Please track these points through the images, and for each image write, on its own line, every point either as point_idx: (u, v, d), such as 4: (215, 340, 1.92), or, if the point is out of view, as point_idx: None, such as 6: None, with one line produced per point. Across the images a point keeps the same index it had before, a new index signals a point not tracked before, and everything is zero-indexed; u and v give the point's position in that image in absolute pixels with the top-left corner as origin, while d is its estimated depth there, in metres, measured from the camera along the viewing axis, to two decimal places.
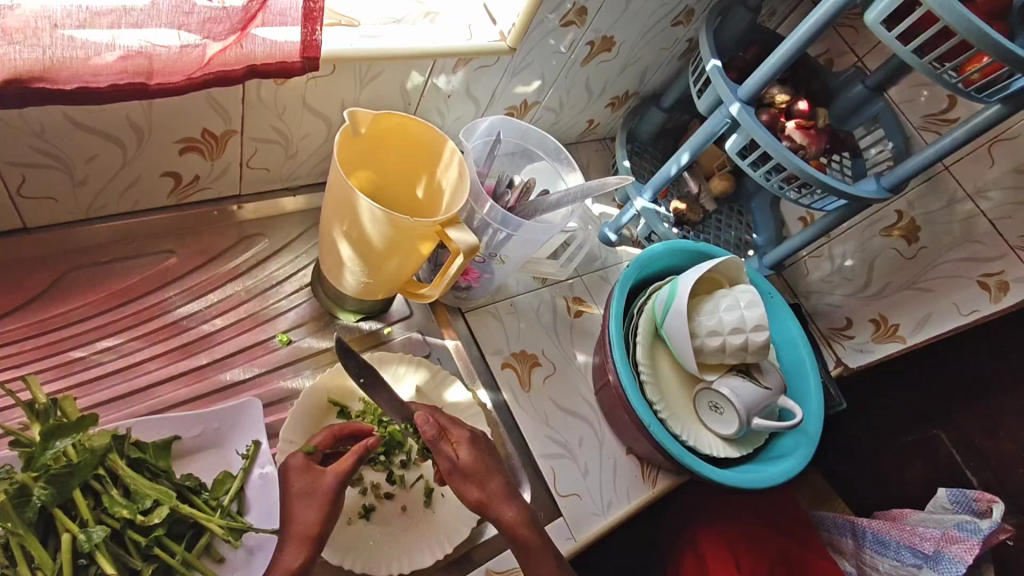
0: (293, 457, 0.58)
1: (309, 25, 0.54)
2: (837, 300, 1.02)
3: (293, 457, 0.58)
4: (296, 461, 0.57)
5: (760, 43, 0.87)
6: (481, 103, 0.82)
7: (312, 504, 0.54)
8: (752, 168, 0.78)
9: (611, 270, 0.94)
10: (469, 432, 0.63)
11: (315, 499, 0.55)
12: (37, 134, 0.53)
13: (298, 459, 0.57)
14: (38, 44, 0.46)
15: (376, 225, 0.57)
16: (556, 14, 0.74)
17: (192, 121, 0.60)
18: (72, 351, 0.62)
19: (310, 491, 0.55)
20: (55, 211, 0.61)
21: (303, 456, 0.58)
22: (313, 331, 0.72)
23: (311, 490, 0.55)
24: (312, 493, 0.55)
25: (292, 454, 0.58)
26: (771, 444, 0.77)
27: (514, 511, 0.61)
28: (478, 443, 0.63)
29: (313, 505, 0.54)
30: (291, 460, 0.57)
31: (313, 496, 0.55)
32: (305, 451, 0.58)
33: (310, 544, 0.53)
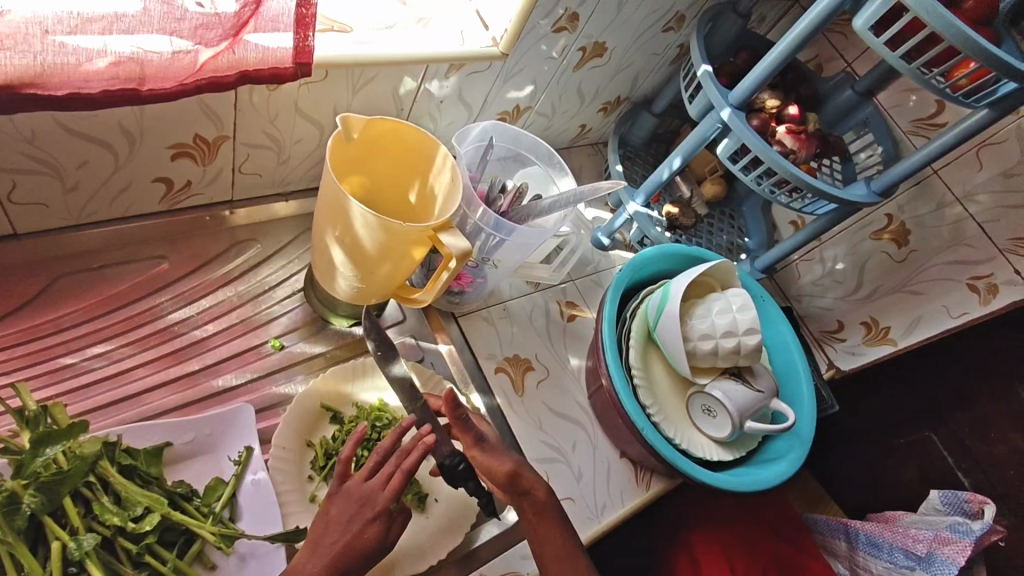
0: (382, 497, 0.54)
1: (302, 31, 0.55)
2: (829, 303, 1.03)
3: (382, 498, 0.54)
4: (381, 508, 0.54)
5: (750, 48, 0.88)
6: (473, 108, 0.83)
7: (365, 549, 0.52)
8: (744, 173, 0.79)
9: (604, 274, 0.94)
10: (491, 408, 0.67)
11: (372, 552, 0.53)
12: (28, 140, 0.53)
13: (382, 503, 0.54)
14: (29, 49, 0.46)
15: (369, 230, 0.57)
16: (548, 20, 0.74)
17: (184, 126, 0.60)
18: (63, 357, 0.61)
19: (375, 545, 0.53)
20: (47, 217, 0.61)
21: (387, 500, 0.54)
22: (306, 336, 0.72)
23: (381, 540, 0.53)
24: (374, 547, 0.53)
25: (381, 496, 0.54)
26: (763, 446, 0.77)
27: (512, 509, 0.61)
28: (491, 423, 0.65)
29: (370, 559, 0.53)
30: (375, 501, 0.54)
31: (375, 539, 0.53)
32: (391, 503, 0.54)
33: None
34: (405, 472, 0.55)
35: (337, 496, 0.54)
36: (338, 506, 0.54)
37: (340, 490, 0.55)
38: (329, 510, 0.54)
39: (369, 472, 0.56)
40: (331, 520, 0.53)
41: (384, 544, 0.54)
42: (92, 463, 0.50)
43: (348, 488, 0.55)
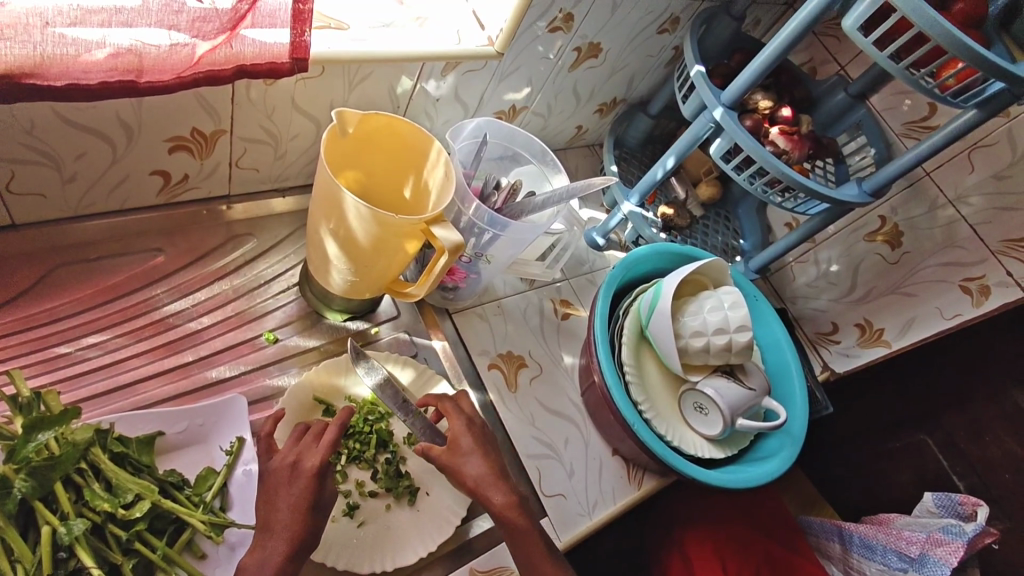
0: (314, 454, 0.56)
1: (298, 26, 0.55)
2: (823, 305, 1.03)
3: (311, 455, 0.56)
4: (315, 464, 0.56)
5: (744, 51, 0.89)
6: (470, 107, 0.84)
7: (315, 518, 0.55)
8: (736, 172, 0.79)
9: (599, 273, 0.95)
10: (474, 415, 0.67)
11: (316, 514, 0.55)
12: (27, 130, 0.54)
13: (315, 461, 0.56)
14: (29, 40, 0.47)
15: (362, 222, 0.57)
16: (544, 20, 0.75)
17: (181, 120, 0.61)
18: (58, 347, 0.62)
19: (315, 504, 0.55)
20: (45, 208, 0.62)
21: (317, 457, 0.56)
22: (301, 330, 0.73)
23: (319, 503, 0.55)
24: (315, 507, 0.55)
25: (311, 457, 0.56)
26: (755, 445, 0.78)
27: (504, 496, 0.61)
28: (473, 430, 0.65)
29: (315, 519, 0.55)
30: (305, 461, 0.56)
31: (317, 506, 0.55)
32: (327, 456, 0.57)
33: (300, 549, 0.53)
34: (336, 429, 0.58)
35: (268, 472, 0.56)
36: (272, 481, 0.55)
37: (269, 466, 0.56)
38: (264, 485, 0.55)
39: (293, 441, 0.58)
40: (273, 494, 0.54)
41: (322, 501, 0.56)
42: (83, 450, 0.50)
43: (275, 461, 0.56)
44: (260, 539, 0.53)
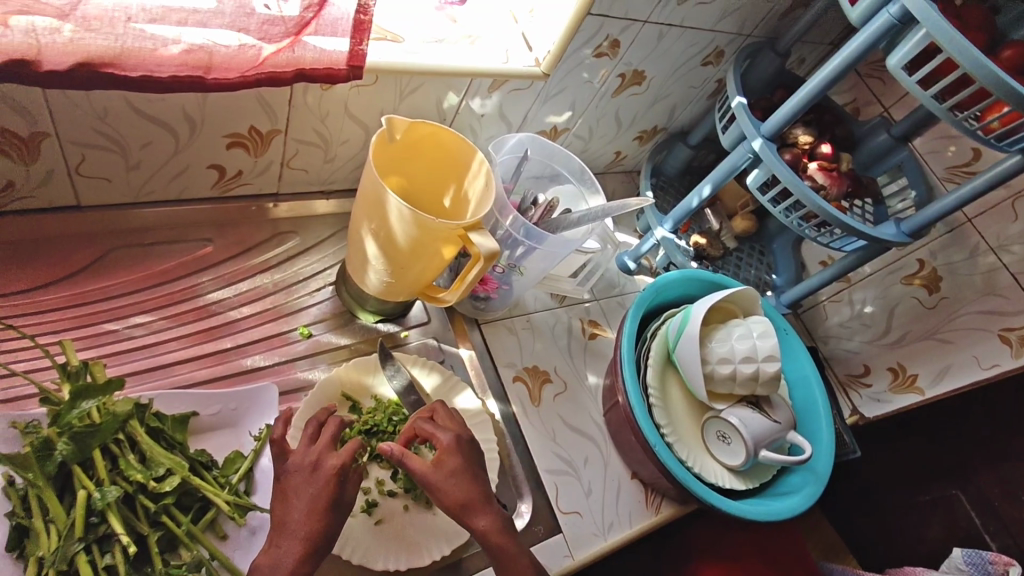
0: (337, 457, 0.55)
1: (357, 36, 0.59)
2: (856, 347, 1.01)
3: (332, 456, 0.55)
4: (340, 466, 0.55)
5: (787, 87, 0.90)
6: (513, 125, 0.86)
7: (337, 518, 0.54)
8: (772, 205, 0.80)
9: (628, 297, 0.95)
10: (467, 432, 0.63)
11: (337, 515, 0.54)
12: (100, 118, 0.57)
13: (337, 461, 0.55)
14: (112, 32, 0.50)
15: (403, 224, 0.59)
16: (591, 46, 0.77)
17: (241, 118, 0.64)
18: (106, 324, 0.64)
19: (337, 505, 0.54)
20: (109, 192, 0.65)
21: (341, 460, 0.55)
22: (334, 327, 0.75)
23: (337, 504, 0.54)
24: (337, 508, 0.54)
25: (330, 455, 0.55)
26: (778, 480, 0.76)
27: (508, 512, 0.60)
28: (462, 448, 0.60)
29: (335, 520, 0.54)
30: (325, 462, 0.55)
31: (335, 506, 0.54)
32: (349, 457, 0.56)
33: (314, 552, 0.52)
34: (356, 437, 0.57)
35: (285, 474, 0.54)
36: (290, 480, 0.54)
37: (286, 468, 0.55)
38: (281, 488, 0.54)
39: (308, 442, 0.57)
40: (289, 495, 0.53)
41: (342, 503, 0.54)
42: (123, 421, 0.53)
43: (292, 461, 0.55)
44: (273, 538, 0.52)
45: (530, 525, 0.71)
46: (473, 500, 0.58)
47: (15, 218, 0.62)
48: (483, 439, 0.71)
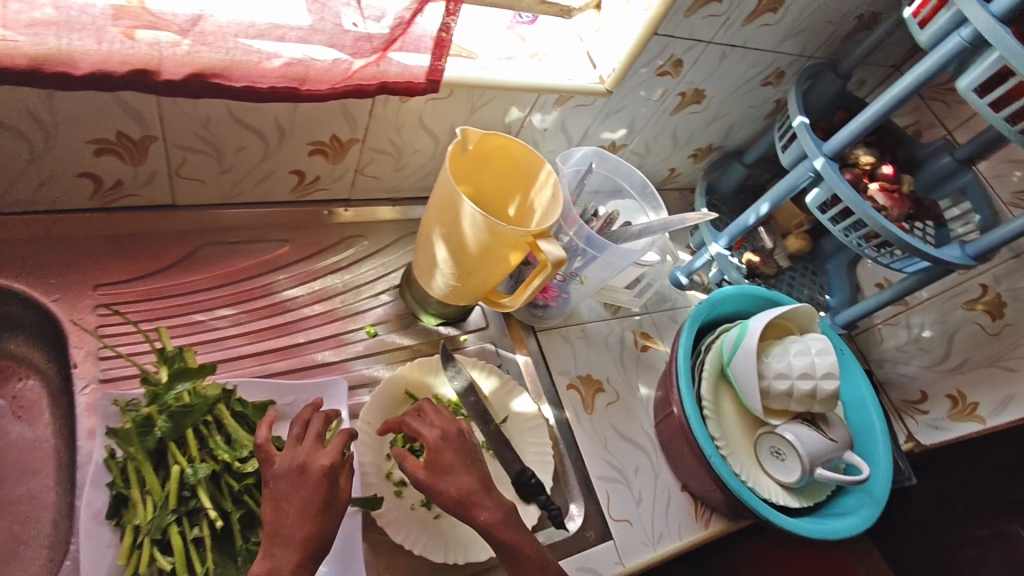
0: (327, 455, 0.54)
1: (438, 53, 0.62)
2: (913, 371, 0.99)
3: (321, 456, 0.54)
4: (335, 464, 0.54)
5: (847, 108, 0.90)
6: (573, 140, 0.89)
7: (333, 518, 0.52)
8: (832, 224, 0.80)
9: (680, 312, 0.96)
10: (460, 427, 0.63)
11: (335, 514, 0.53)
12: (203, 124, 0.62)
13: (326, 460, 0.54)
14: (224, 47, 0.54)
15: (475, 230, 0.62)
16: (654, 64, 0.80)
17: (325, 127, 0.69)
18: (195, 314, 0.69)
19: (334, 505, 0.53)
20: (202, 192, 0.70)
21: (334, 458, 0.54)
22: (397, 328, 0.78)
23: (329, 505, 0.53)
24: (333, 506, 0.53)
25: (320, 454, 0.54)
26: (832, 500, 0.76)
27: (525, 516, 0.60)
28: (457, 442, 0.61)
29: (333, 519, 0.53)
30: (312, 463, 0.53)
31: (329, 507, 0.53)
32: (338, 454, 0.55)
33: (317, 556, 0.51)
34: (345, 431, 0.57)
35: (272, 478, 0.52)
36: (279, 484, 0.52)
37: (276, 471, 0.53)
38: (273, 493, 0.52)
39: (294, 442, 0.55)
40: (279, 499, 0.51)
41: (337, 503, 0.53)
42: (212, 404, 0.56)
43: (279, 464, 0.53)
44: (267, 547, 0.50)
45: (581, 529, 0.72)
46: (471, 495, 0.59)
47: (119, 214, 0.68)
48: (538, 442, 0.73)
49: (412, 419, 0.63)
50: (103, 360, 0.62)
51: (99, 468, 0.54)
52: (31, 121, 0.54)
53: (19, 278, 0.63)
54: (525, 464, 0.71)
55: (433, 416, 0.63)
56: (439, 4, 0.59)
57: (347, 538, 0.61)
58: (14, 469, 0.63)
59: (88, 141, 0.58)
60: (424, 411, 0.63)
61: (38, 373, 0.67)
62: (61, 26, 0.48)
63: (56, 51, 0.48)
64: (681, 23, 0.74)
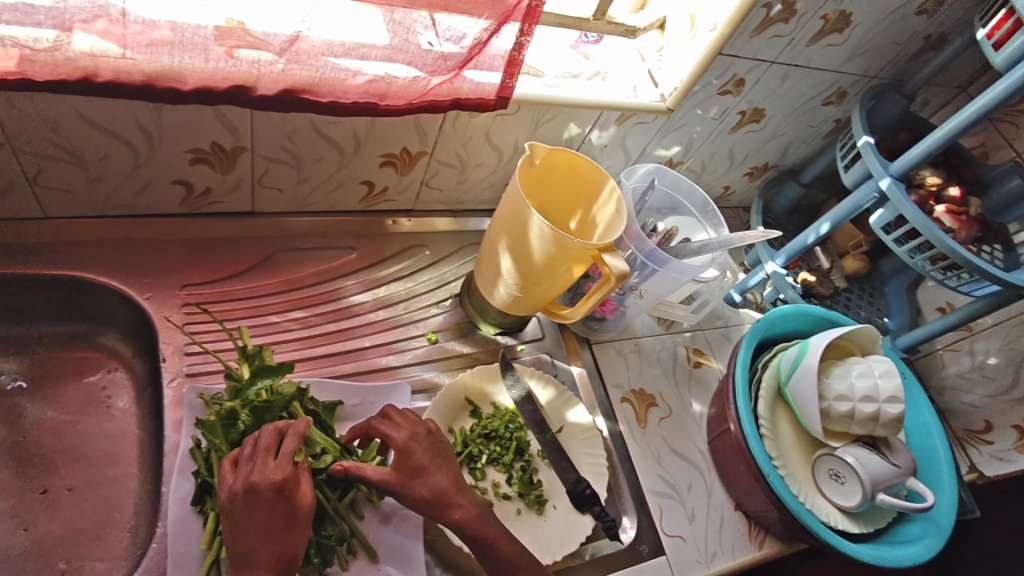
0: (276, 471, 0.53)
1: (509, 71, 0.65)
2: (977, 400, 0.96)
3: (272, 472, 0.52)
4: (287, 476, 0.53)
5: (911, 129, 0.89)
6: (631, 156, 0.90)
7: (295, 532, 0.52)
8: (896, 245, 0.79)
9: (733, 330, 0.96)
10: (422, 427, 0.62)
11: (298, 526, 0.53)
12: (289, 136, 0.66)
13: (279, 475, 0.53)
14: (314, 66, 0.58)
15: (542, 242, 0.64)
16: (716, 83, 0.80)
17: (396, 140, 0.72)
18: (272, 316, 0.73)
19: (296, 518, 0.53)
20: (279, 201, 0.74)
21: (285, 471, 0.53)
22: (456, 336, 0.80)
23: (293, 519, 0.53)
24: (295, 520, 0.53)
25: (273, 470, 0.53)
26: (893, 527, 0.74)
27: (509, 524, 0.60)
28: (422, 442, 0.61)
29: (297, 532, 0.53)
30: (264, 480, 0.52)
31: (294, 520, 0.53)
32: (290, 468, 0.54)
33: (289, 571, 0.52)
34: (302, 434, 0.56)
35: (227, 501, 0.52)
36: (234, 507, 0.51)
37: (230, 489, 0.52)
38: (229, 514, 0.51)
39: (244, 462, 0.53)
40: (238, 522, 0.51)
41: (301, 514, 0.53)
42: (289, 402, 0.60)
43: (233, 486, 0.52)
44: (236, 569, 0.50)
45: (634, 541, 0.72)
46: (445, 493, 0.59)
47: (204, 219, 0.72)
48: (592, 454, 0.74)
49: (379, 421, 0.62)
50: (188, 356, 0.67)
51: (186, 458, 0.58)
52: (138, 132, 0.59)
53: (114, 277, 0.68)
54: (581, 475, 0.72)
55: (399, 419, 0.62)
56: (514, 26, 0.61)
57: (409, 538, 0.62)
58: (101, 455, 0.67)
59: (185, 151, 0.63)
60: (391, 413, 0.63)
61: (126, 366, 0.72)
62: (175, 45, 0.52)
63: (169, 68, 0.53)
64: (746, 44, 0.75)
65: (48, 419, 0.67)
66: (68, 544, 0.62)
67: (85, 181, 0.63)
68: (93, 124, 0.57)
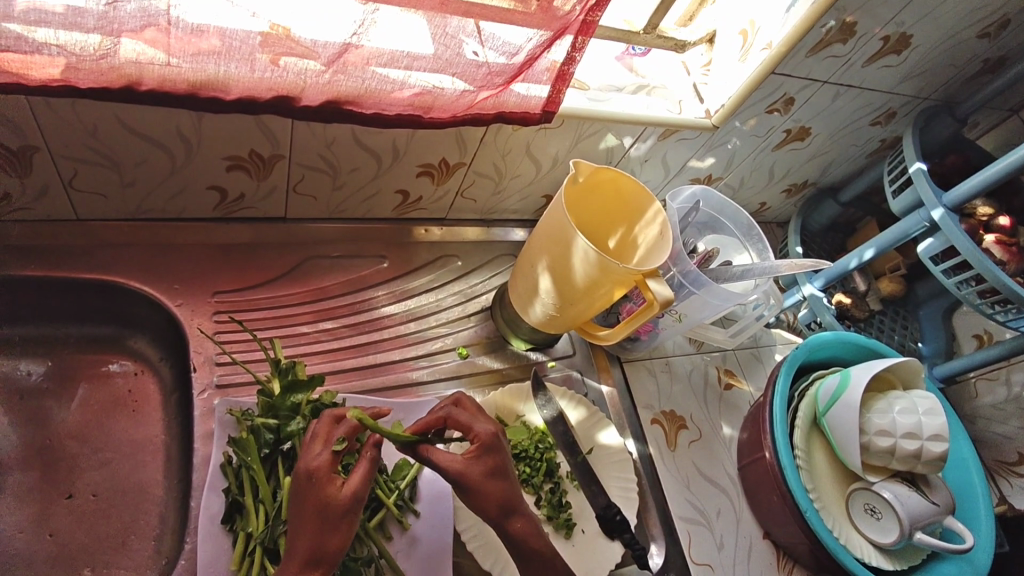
0: (316, 458, 0.49)
1: (558, 85, 0.63)
2: (1010, 432, 0.90)
3: (309, 457, 0.49)
4: (327, 467, 0.48)
5: (961, 153, 0.85)
6: (670, 171, 0.88)
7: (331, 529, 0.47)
8: (944, 276, 0.77)
9: (765, 350, 0.94)
10: (492, 427, 0.56)
11: (338, 525, 0.47)
12: (328, 144, 0.64)
13: (314, 463, 0.48)
14: (360, 76, 0.56)
15: (586, 264, 0.62)
16: (766, 101, 0.77)
17: (435, 151, 0.70)
18: (302, 326, 0.72)
19: (336, 514, 0.47)
20: (313, 208, 0.73)
21: (330, 460, 0.49)
22: (486, 351, 0.78)
23: (325, 512, 0.47)
24: (340, 516, 0.47)
25: (313, 455, 0.49)
26: (928, 564, 0.73)
27: None
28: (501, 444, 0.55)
29: (333, 531, 0.47)
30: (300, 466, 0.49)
31: (326, 511, 0.47)
32: (327, 455, 0.49)
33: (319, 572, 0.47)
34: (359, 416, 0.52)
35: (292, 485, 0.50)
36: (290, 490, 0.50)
37: None
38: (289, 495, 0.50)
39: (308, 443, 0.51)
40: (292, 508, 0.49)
41: (333, 508, 0.47)
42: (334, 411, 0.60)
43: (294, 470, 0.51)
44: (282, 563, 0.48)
45: (662, 568, 0.71)
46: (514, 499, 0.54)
47: (235, 225, 0.72)
48: (622, 477, 0.72)
49: (453, 412, 0.57)
50: (218, 366, 0.66)
51: (216, 473, 0.58)
52: (177, 139, 0.59)
53: (144, 281, 0.67)
54: (611, 499, 0.70)
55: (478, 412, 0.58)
56: (568, 38, 0.58)
57: (437, 557, 0.62)
58: (126, 460, 0.66)
59: (222, 158, 0.62)
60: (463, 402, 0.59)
61: (153, 370, 0.71)
62: (221, 54, 0.50)
63: (214, 77, 0.52)
64: (800, 63, 0.72)
65: (75, 421, 0.67)
66: (93, 551, 0.61)
67: (119, 185, 0.62)
68: (132, 130, 0.56)
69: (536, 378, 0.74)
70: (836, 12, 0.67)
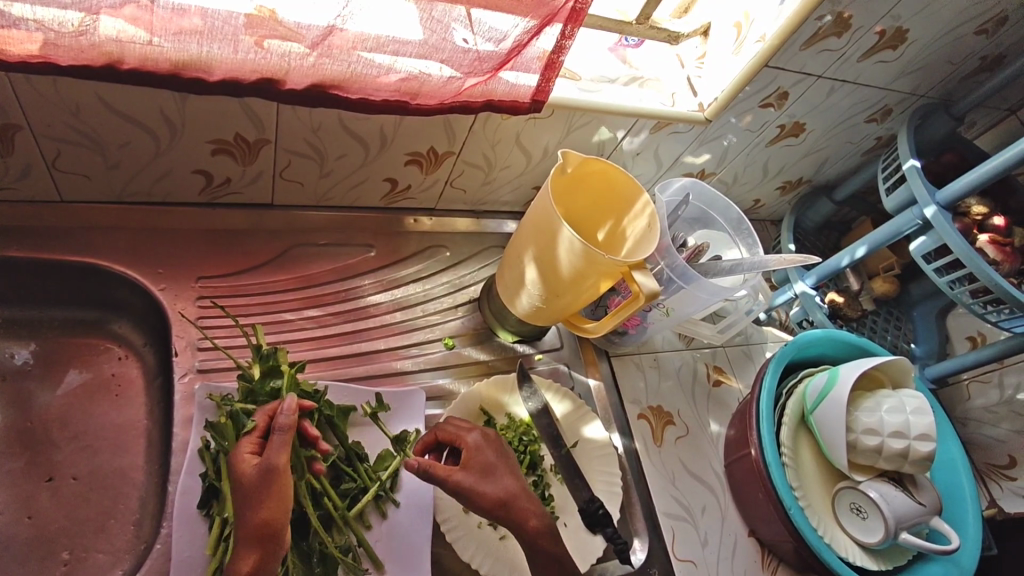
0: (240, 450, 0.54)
1: (547, 74, 0.62)
2: (1001, 435, 0.89)
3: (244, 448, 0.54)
4: (246, 450, 0.53)
5: (958, 151, 0.84)
6: (662, 165, 0.87)
7: (255, 504, 0.50)
8: (936, 275, 0.77)
9: (755, 348, 0.93)
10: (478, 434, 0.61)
11: (263, 497, 0.50)
12: (314, 130, 0.64)
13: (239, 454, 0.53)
14: (346, 60, 0.55)
15: (571, 255, 0.62)
16: (760, 96, 0.77)
17: (423, 139, 0.69)
18: (285, 313, 0.71)
19: (257, 488, 0.50)
20: (299, 194, 0.73)
21: (252, 446, 0.54)
22: (474, 342, 0.78)
23: (249, 492, 0.50)
24: (262, 489, 0.50)
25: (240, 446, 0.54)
26: (913, 565, 0.72)
27: None
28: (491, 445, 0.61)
29: (260, 502, 0.50)
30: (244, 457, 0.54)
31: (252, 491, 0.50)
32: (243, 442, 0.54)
33: (264, 548, 0.49)
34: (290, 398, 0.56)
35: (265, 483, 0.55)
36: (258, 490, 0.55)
37: None
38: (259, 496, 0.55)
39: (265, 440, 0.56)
40: None
41: (245, 483, 0.50)
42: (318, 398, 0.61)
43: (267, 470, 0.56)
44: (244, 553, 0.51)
45: (644, 564, 0.71)
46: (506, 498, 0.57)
47: (221, 211, 0.71)
48: (605, 471, 0.72)
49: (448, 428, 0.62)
50: (200, 351, 0.66)
51: (195, 458, 0.58)
52: (161, 120, 0.58)
53: (130, 266, 0.67)
54: (594, 493, 0.70)
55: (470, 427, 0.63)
56: (557, 26, 0.57)
57: (415, 548, 0.61)
58: (106, 444, 0.66)
59: (207, 141, 0.61)
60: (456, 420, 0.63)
61: (136, 355, 0.71)
62: (204, 34, 0.50)
63: (197, 57, 0.51)
64: (794, 56, 0.71)
65: (57, 405, 0.66)
66: (71, 534, 0.61)
67: (103, 167, 0.62)
68: (113, 109, 0.56)
69: (522, 369, 0.74)
70: (831, 6, 0.66)
